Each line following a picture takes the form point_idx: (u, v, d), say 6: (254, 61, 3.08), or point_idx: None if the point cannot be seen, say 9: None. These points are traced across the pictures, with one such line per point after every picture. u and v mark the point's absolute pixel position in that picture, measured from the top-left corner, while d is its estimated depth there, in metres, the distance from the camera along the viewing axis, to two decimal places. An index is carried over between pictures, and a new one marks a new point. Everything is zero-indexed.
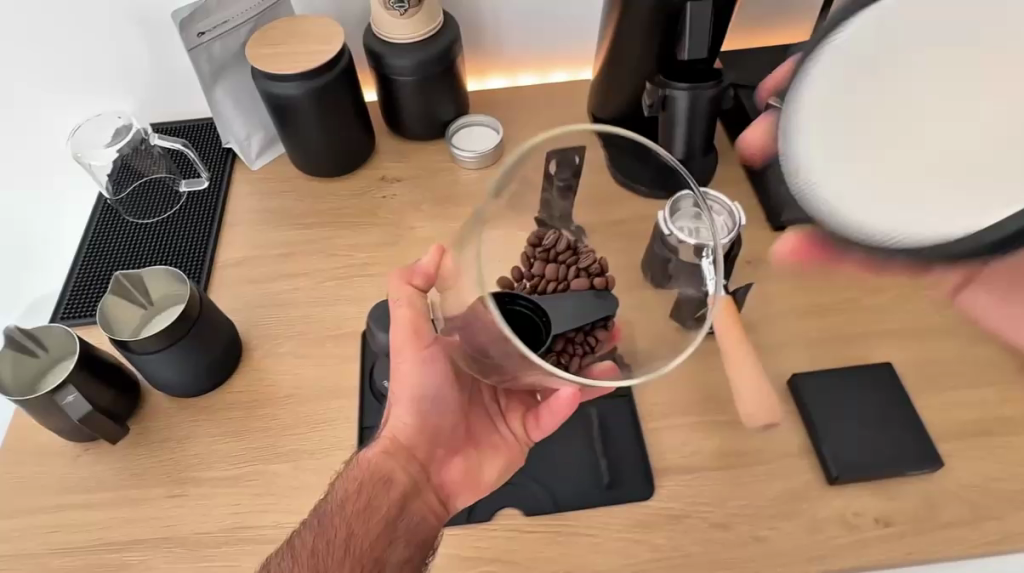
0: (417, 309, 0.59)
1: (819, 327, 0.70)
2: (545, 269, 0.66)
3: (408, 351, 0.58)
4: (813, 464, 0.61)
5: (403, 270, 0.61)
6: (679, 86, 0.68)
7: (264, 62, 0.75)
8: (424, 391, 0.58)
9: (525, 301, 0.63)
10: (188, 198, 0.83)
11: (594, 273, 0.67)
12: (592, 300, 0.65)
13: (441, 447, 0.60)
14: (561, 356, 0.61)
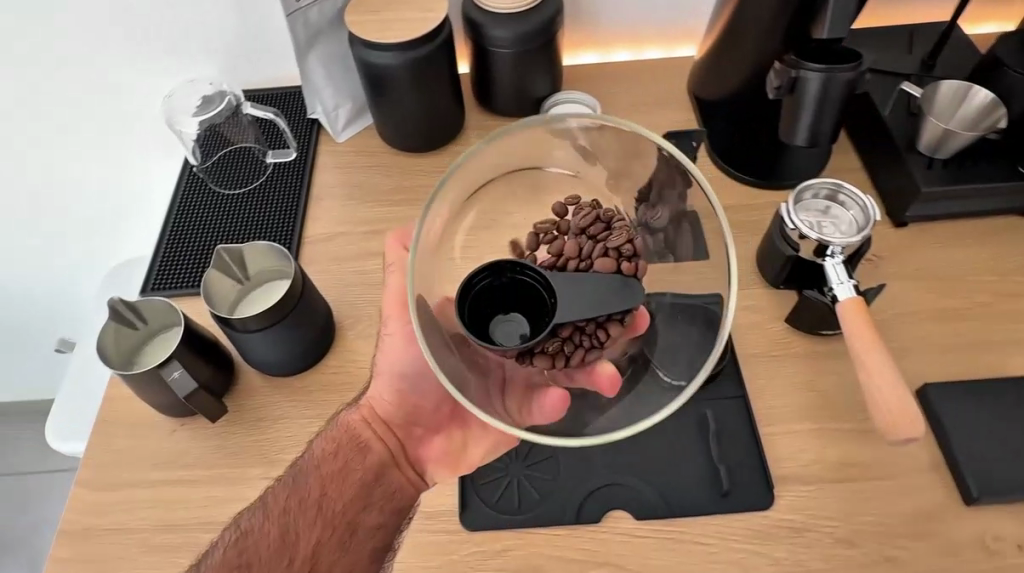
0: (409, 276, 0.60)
1: (949, 333, 0.65)
2: (568, 244, 0.57)
3: (396, 325, 0.58)
4: (948, 484, 0.57)
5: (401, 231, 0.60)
6: (814, 67, 0.63)
7: (363, 29, 0.71)
8: (408, 369, 0.58)
9: (534, 269, 0.53)
10: (275, 169, 0.81)
11: (626, 255, 0.56)
12: (613, 286, 0.52)
13: (423, 422, 0.61)
14: (564, 345, 0.52)
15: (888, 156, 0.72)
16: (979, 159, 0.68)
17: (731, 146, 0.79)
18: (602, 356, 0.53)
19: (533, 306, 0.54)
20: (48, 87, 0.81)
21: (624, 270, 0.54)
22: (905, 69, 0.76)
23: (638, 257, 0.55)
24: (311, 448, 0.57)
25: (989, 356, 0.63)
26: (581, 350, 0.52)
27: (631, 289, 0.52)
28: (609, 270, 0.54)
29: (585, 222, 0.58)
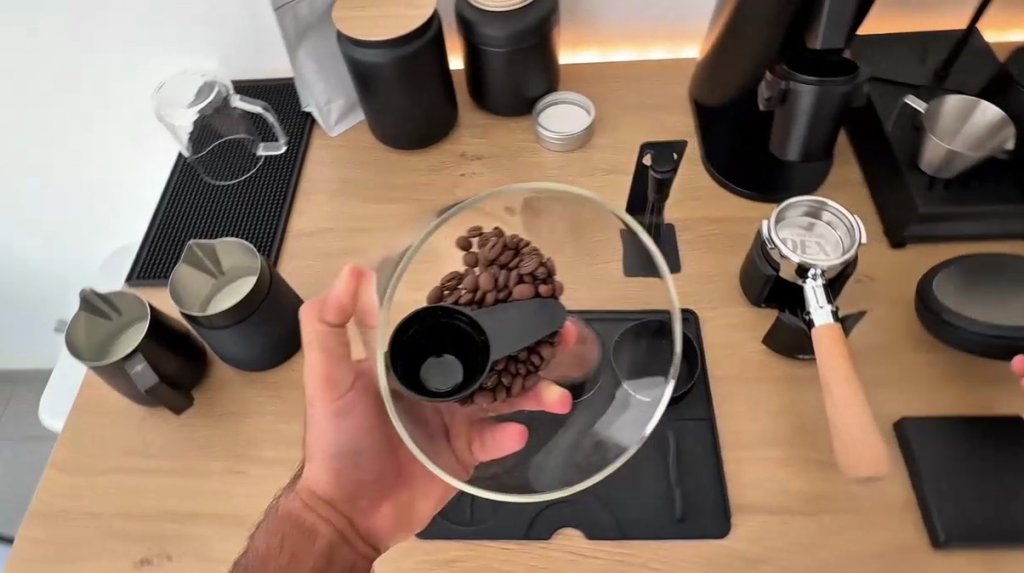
0: (327, 348, 0.57)
1: (937, 365, 0.62)
2: (480, 278, 0.55)
3: (321, 405, 0.57)
4: (916, 523, 0.55)
5: (315, 301, 0.57)
6: (807, 80, 0.60)
7: (349, 26, 0.71)
8: (343, 445, 0.57)
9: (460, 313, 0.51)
10: (265, 162, 0.82)
11: (540, 279, 0.56)
12: (535, 312, 0.52)
13: (366, 495, 0.58)
14: (501, 378, 0.53)
15: (888, 173, 0.68)
16: (985, 181, 0.64)
17: (726, 156, 0.76)
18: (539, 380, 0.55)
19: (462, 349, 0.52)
20: (54, 73, 0.84)
21: (542, 294, 0.54)
22: (916, 80, 0.72)
23: (553, 278, 0.56)
24: (254, 543, 0.55)
25: (976, 391, 0.60)
26: (519, 379, 0.54)
27: (551, 310, 0.53)
28: (528, 296, 0.54)
29: (494, 253, 0.56)
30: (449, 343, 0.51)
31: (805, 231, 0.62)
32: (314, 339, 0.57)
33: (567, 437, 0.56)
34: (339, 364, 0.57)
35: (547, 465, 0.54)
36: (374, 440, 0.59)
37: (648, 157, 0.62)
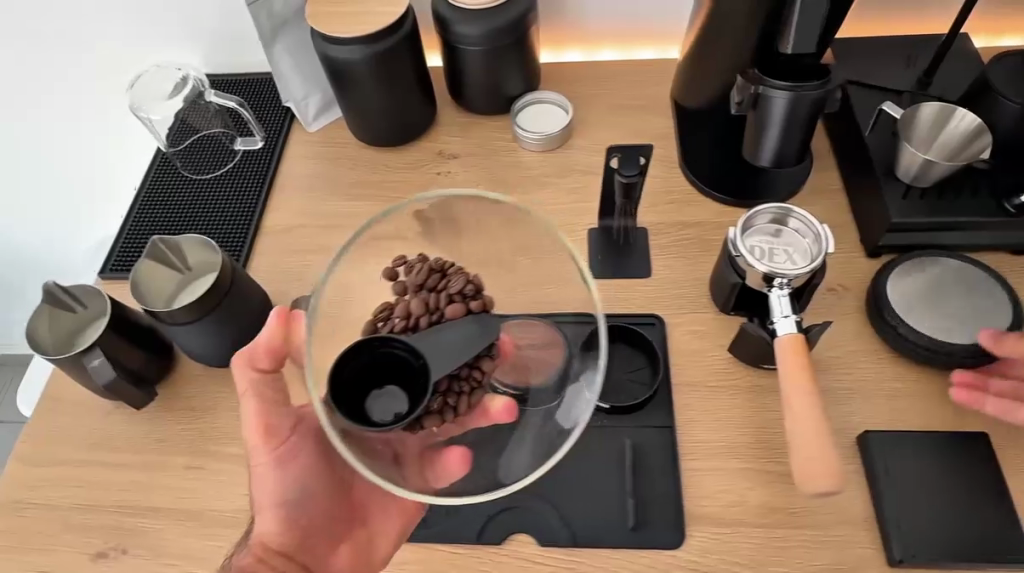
0: (264, 399, 0.56)
1: (905, 378, 0.61)
2: (411, 304, 0.57)
3: (262, 454, 0.55)
4: (874, 539, 0.54)
5: (245, 350, 0.56)
6: (779, 84, 0.58)
7: (321, 22, 0.70)
8: (290, 492, 0.55)
9: (396, 341, 0.53)
10: (242, 157, 0.82)
11: (470, 295, 0.58)
12: (472, 329, 0.55)
13: (320, 542, 0.56)
14: (446, 399, 0.55)
15: (865, 181, 0.67)
16: (962, 192, 0.63)
17: (702, 159, 0.75)
18: (485, 394, 0.57)
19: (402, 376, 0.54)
20: (42, 60, 0.85)
21: (472, 309, 0.57)
22: (897, 85, 0.70)
23: (482, 294, 0.59)
24: None
25: (944, 405, 0.59)
26: (464, 397, 0.55)
27: (486, 324, 0.56)
28: (460, 315, 0.56)
29: (420, 278, 0.59)
30: (387, 371, 0.53)
31: (772, 239, 0.60)
32: (249, 388, 0.56)
33: (525, 441, 0.56)
34: (276, 411, 0.57)
35: (516, 462, 0.54)
36: (320, 484, 0.58)
37: (614, 160, 0.61)
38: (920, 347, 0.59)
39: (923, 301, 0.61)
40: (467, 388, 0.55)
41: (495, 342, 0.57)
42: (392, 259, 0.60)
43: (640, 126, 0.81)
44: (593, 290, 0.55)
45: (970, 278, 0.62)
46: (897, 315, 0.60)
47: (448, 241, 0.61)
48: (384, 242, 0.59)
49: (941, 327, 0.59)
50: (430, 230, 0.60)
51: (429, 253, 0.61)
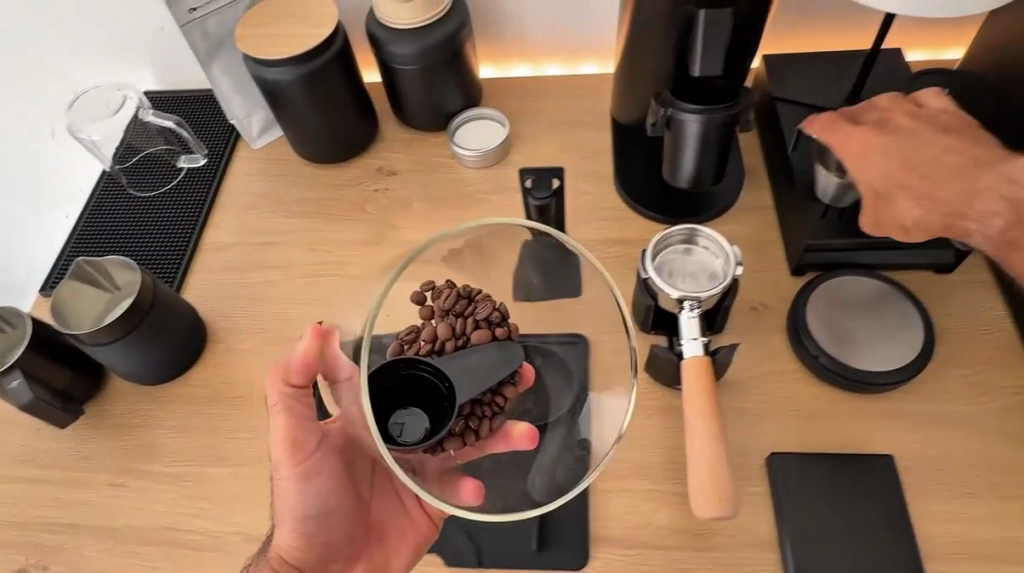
0: (295, 415, 0.55)
1: (820, 399, 0.60)
2: (437, 327, 0.60)
3: (286, 470, 0.55)
4: (775, 561, 0.54)
5: (280, 365, 0.55)
6: (691, 107, 0.58)
7: (251, 45, 0.70)
8: (310, 508, 0.55)
9: (428, 364, 0.56)
10: (185, 174, 0.83)
11: (496, 322, 0.62)
12: (495, 356, 0.58)
13: (336, 560, 0.56)
14: (468, 422, 0.57)
15: (790, 201, 0.67)
16: None
17: (635, 175, 0.75)
18: (507, 420, 0.59)
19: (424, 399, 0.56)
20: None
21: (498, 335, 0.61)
22: (827, 102, 0.70)
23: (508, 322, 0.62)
24: None
25: (857, 427, 0.59)
26: (485, 421, 0.58)
27: (510, 352, 0.59)
28: (485, 340, 0.60)
29: (449, 303, 0.60)
30: (409, 394, 0.55)
31: (682, 260, 0.61)
32: (280, 402, 0.55)
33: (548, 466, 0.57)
34: (305, 427, 0.55)
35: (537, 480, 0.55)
36: (341, 501, 0.57)
37: (527, 181, 0.61)
38: (829, 369, 0.60)
39: (836, 321, 0.62)
40: (488, 410, 0.58)
41: (517, 369, 0.59)
42: (420, 282, 0.59)
43: (577, 142, 0.81)
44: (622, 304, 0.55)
45: (885, 299, 0.62)
46: (812, 338, 0.61)
47: (475, 266, 0.61)
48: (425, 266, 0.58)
49: (846, 351, 0.60)
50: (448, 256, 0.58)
51: (455, 277, 0.61)
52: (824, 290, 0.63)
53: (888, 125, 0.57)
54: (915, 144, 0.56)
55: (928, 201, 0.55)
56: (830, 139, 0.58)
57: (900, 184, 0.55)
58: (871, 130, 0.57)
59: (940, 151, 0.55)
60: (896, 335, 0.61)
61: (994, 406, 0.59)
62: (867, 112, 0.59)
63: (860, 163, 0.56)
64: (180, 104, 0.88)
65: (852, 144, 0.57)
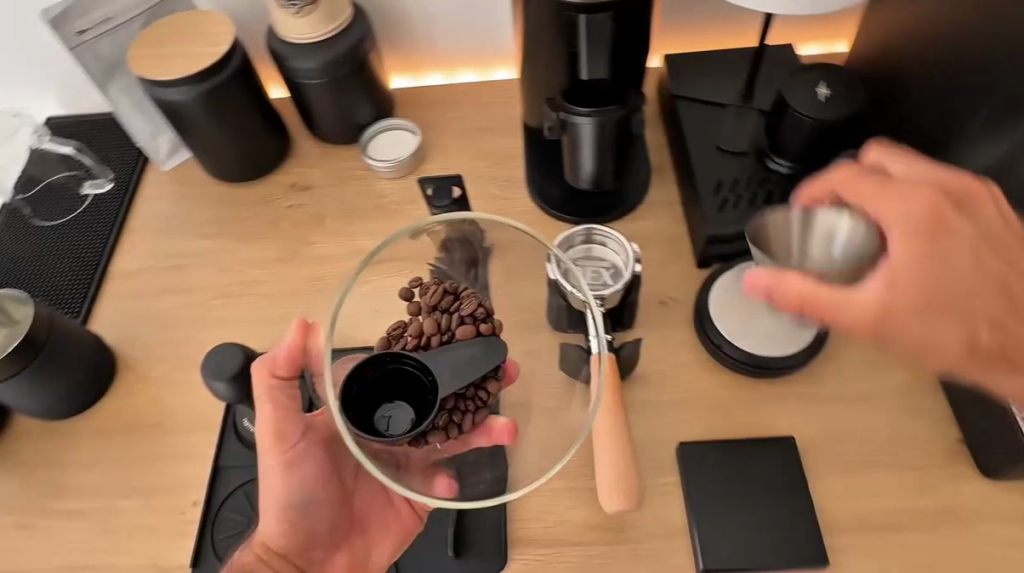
0: (280, 406, 0.56)
1: (728, 386, 0.62)
2: (423, 323, 0.57)
3: (271, 459, 0.55)
4: (686, 547, 0.55)
5: (265, 356, 0.56)
6: (583, 110, 0.60)
7: (145, 66, 0.69)
8: (294, 497, 0.55)
9: (412, 357, 0.54)
10: (91, 200, 0.81)
11: (481, 318, 0.57)
12: (479, 352, 0.54)
13: (319, 547, 0.56)
14: (452, 416, 0.55)
15: (693, 195, 0.69)
16: (775, 199, 0.67)
17: (546, 178, 0.76)
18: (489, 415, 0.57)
19: (412, 392, 0.55)
20: None
21: (482, 331, 0.56)
22: (724, 98, 0.72)
23: (494, 318, 0.58)
24: None
25: (761, 410, 0.61)
26: (469, 415, 0.56)
27: (493, 348, 0.55)
28: (471, 336, 0.55)
29: (435, 300, 0.58)
30: (396, 386, 0.55)
31: (585, 258, 0.62)
32: (265, 394, 0.55)
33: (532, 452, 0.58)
34: (290, 417, 0.56)
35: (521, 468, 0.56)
36: (325, 492, 0.57)
37: (428, 189, 0.62)
38: (735, 354, 0.61)
39: (738, 308, 0.64)
40: (472, 402, 0.56)
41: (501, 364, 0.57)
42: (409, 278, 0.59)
43: (490, 147, 0.82)
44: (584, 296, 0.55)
45: None
46: (716, 327, 0.62)
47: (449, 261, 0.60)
48: (395, 262, 0.59)
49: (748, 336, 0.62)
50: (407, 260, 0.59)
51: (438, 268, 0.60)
52: (727, 277, 0.65)
53: (972, 213, 0.45)
54: (984, 226, 0.45)
55: (986, 334, 0.44)
56: (886, 183, 0.45)
57: (961, 257, 0.43)
58: (948, 210, 0.44)
59: (1002, 216, 0.46)
60: None
61: (889, 380, 0.61)
62: (946, 186, 0.46)
63: (927, 221, 0.43)
64: (84, 130, 0.85)
65: (923, 211, 0.44)
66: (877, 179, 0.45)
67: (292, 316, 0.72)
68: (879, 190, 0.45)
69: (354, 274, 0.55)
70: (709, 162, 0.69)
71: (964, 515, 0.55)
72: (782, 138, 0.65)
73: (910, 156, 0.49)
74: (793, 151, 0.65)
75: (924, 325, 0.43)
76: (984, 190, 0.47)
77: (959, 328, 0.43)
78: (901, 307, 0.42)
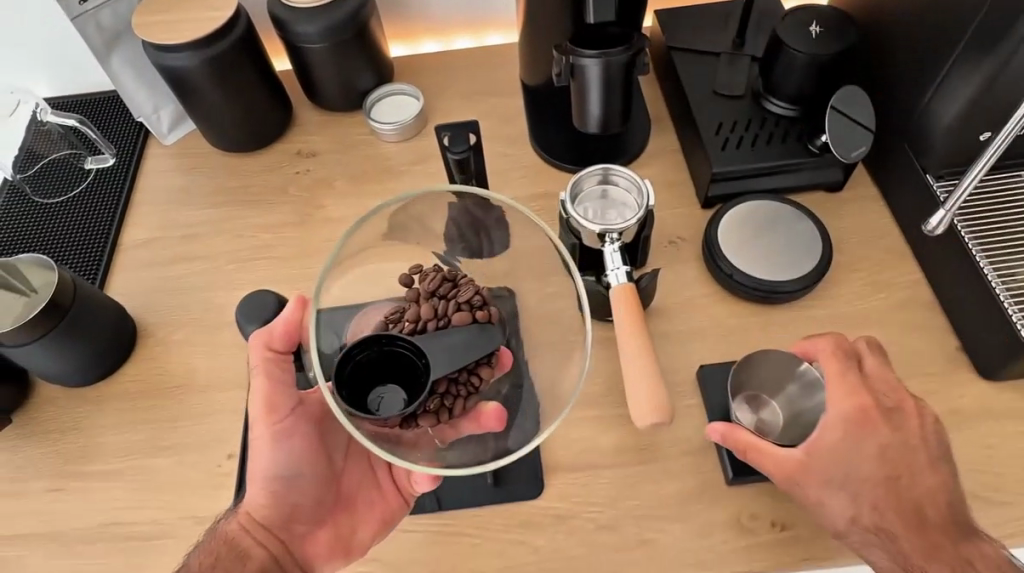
0: (275, 379, 0.56)
1: (739, 315, 0.65)
2: (420, 309, 0.60)
3: (261, 429, 0.55)
4: (714, 462, 0.58)
5: (263, 328, 0.57)
6: (590, 53, 0.62)
7: (150, 32, 0.69)
8: (280, 470, 0.55)
9: (406, 340, 0.57)
10: (94, 175, 0.80)
11: (477, 305, 0.60)
12: (476, 335, 0.57)
13: (303, 521, 0.56)
14: (444, 399, 0.57)
15: (694, 140, 0.72)
16: (774, 138, 0.69)
17: (550, 134, 0.78)
18: (480, 399, 0.58)
19: (407, 374, 0.58)
20: None
21: (477, 318, 0.59)
22: (716, 48, 0.75)
23: (490, 306, 0.60)
24: (187, 561, 0.52)
25: (772, 335, 0.64)
26: (460, 399, 0.57)
27: (491, 333, 0.58)
28: (468, 322, 0.59)
29: (433, 286, 0.61)
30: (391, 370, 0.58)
31: (602, 201, 0.64)
32: (260, 364, 0.56)
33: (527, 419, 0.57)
34: (283, 389, 0.56)
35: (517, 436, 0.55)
36: (314, 468, 0.57)
37: (444, 138, 0.63)
38: (747, 283, 0.64)
39: (746, 239, 0.66)
40: (461, 388, 0.58)
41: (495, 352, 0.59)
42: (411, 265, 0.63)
43: (491, 108, 0.83)
44: (564, 252, 0.56)
45: (789, 213, 0.68)
46: (726, 259, 0.65)
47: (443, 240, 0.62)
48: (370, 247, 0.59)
49: (758, 264, 0.65)
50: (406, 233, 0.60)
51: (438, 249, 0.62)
52: (732, 212, 0.68)
53: (898, 422, 0.52)
54: (905, 446, 0.52)
55: (873, 513, 0.50)
56: (841, 380, 0.53)
57: (866, 461, 0.51)
58: (875, 412, 0.52)
59: (926, 437, 0.52)
60: (800, 245, 0.66)
61: (890, 300, 0.65)
62: (880, 391, 0.54)
63: (849, 420, 0.52)
64: (82, 107, 0.85)
65: (851, 406, 0.52)
66: (834, 373, 0.54)
67: (311, 275, 0.73)
68: (832, 378, 0.54)
69: (349, 231, 0.54)
70: (707, 107, 0.72)
71: (970, 416, 0.59)
72: (777, 78, 0.68)
73: (883, 358, 0.55)
74: (789, 91, 0.68)
75: (828, 497, 0.51)
76: (920, 406, 0.53)
77: (853, 507, 0.51)
78: (814, 472, 0.51)
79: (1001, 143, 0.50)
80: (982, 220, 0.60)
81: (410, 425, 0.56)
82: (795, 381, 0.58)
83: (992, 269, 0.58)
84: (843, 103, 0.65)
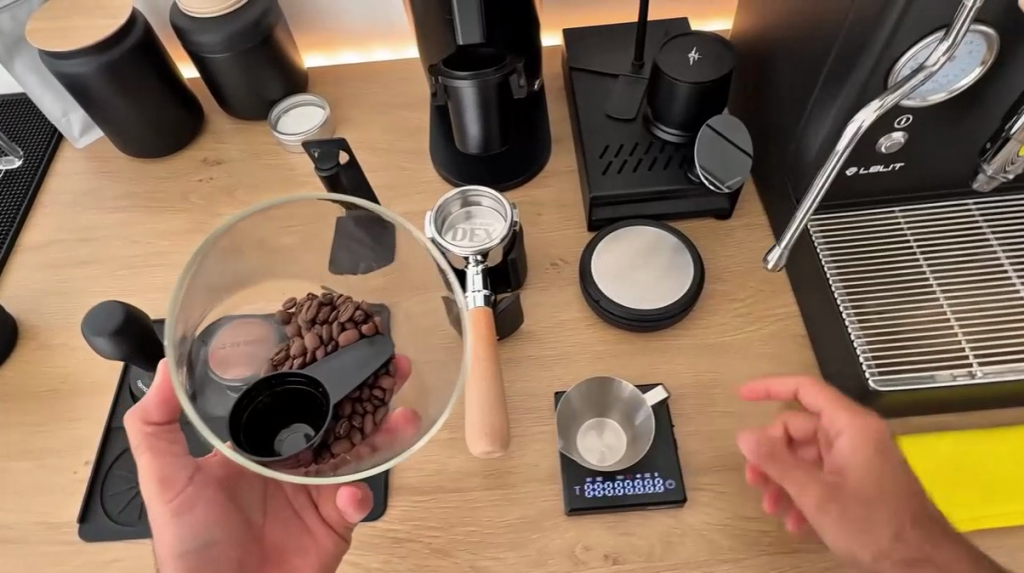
0: (160, 451, 0.55)
1: (607, 340, 0.65)
2: (305, 340, 0.59)
3: (157, 507, 0.53)
4: (558, 492, 0.57)
5: (134, 409, 0.55)
6: (461, 74, 0.62)
7: (44, 38, 0.70)
8: (187, 544, 0.53)
9: (296, 375, 0.56)
10: (3, 176, 0.82)
11: (361, 320, 0.60)
12: (366, 351, 0.57)
13: None
14: (352, 421, 0.55)
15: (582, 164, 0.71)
16: (658, 163, 0.69)
17: (447, 151, 0.77)
18: (388, 410, 0.56)
19: (308, 409, 0.56)
20: None
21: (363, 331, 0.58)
22: (613, 69, 0.75)
23: (372, 317, 0.60)
24: None
25: (638, 362, 0.64)
26: (369, 417, 0.56)
27: (379, 344, 0.58)
28: (354, 339, 0.58)
29: (311, 314, 0.61)
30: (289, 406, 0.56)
31: (469, 221, 0.64)
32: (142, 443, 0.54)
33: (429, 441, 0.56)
34: (170, 459, 0.55)
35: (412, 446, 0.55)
36: (226, 530, 0.56)
37: (314, 153, 0.64)
38: (615, 311, 0.64)
39: (619, 268, 0.66)
40: (368, 407, 0.56)
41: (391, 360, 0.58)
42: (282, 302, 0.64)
43: (399, 121, 0.83)
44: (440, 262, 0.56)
45: (667, 244, 0.67)
46: (597, 287, 0.65)
47: (304, 261, 0.64)
48: (223, 280, 0.60)
49: (627, 293, 0.64)
50: (258, 267, 0.62)
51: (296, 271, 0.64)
52: (607, 240, 0.67)
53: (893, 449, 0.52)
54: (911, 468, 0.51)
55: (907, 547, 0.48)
56: (836, 407, 0.53)
57: (881, 485, 0.50)
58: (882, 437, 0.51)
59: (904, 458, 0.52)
60: (668, 275, 0.65)
61: (761, 332, 0.64)
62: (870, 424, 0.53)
63: (859, 448, 0.51)
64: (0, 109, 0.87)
65: (859, 435, 0.51)
66: (827, 405, 0.53)
67: None
68: (826, 409, 0.53)
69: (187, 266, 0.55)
70: (597, 130, 0.71)
71: None
72: (662, 104, 0.67)
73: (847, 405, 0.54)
74: (676, 118, 0.67)
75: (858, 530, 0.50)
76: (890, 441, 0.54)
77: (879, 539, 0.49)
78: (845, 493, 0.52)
79: (825, 181, 0.51)
80: (855, 262, 0.59)
81: (325, 456, 0.53)
82: (622, 398, 0.59)
83: (850, 311, 0.57)
84: (725, 130, 0.64)
